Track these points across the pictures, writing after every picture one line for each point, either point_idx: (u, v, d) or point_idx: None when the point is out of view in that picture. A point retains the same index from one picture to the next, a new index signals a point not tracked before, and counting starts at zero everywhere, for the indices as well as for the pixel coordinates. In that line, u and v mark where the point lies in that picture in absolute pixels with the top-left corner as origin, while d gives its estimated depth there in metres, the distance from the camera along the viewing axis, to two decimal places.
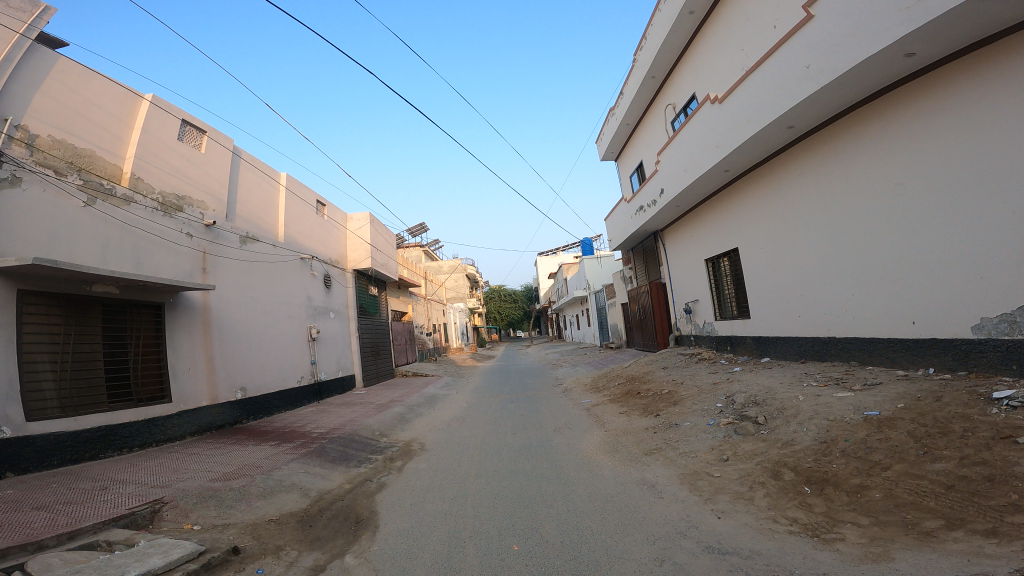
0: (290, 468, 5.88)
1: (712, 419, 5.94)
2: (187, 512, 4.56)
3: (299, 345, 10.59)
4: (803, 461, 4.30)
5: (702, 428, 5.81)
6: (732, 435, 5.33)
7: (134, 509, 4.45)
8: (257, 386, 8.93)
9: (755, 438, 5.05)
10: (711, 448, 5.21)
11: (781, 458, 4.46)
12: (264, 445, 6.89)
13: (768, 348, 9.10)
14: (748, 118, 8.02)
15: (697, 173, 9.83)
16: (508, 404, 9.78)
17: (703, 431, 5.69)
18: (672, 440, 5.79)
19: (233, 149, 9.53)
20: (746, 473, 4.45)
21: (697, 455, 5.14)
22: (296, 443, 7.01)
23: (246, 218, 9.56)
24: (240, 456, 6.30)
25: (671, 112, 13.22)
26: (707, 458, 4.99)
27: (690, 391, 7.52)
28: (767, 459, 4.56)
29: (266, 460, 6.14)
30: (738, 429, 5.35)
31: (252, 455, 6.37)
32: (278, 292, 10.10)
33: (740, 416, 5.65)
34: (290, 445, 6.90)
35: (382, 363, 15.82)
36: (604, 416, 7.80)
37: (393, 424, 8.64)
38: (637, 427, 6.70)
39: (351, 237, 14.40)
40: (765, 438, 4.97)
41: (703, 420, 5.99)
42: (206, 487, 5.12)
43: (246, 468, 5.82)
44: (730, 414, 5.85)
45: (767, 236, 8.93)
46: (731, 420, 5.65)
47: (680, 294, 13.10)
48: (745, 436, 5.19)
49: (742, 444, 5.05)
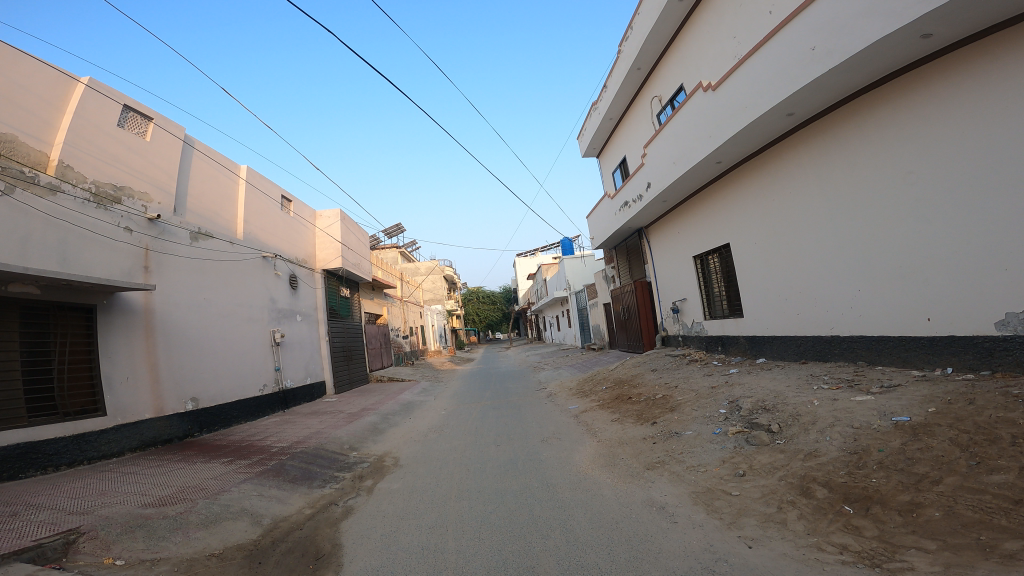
0: (241, 490, 5.10)
1: (718, 428, 5.41)
2: (110, 545, 3.78)
3: (261, 350, 9.71)
4: (834, 476, 3.83)
5: (707, 437, 5.29)
6: (743, 446, 4.81)
7: (42, 541, 3.62)
8: (212, 396, 8.07)
9: (771, 449, 4.55)
10: (722, 461, 4.68)
11: (808, 472, 3.98)
12: (216, 463, 6.08)
13: (764, 348, 8.68)
14: (745, 105, 7.57)
15: (688, 165, 9.37)
16: (490, 411, 9.13)
17: (709, 442, 5.16)
18: (676, 451, 5.25)
19: (184, 139, 8.64)
20: (769, 491, 3.93)
21: (706, 470, 4.60)
22: (253, 460, 6.21)
23: (199, 212, 8.67)
24: (185, 477, 5.48)
25: (657, 104, 12.83)
26: (720, 473, 4.45)
27: (686, 396, 7.01)
28: (791, 474, 4.05)
29: (215, 481, 5.35)
30: (750, 439, 4.84)
31: (200, 475, 5.57)
32: (237, 294, 9.24)
33: (749, 424, 5.13)
34: (246, 463, 6.10)
35: (355, 369, 14.95)
36: (595, 424, 7.22)
37: (364, 436, 7.89)
38: (634, 437, 6.14)
39: (321, 235, 13.56)
40: (783, 449, 4.47)
41: (707, 429, 5.46)
42: (135, 515, 4.31)
43: (190, 491, 5.02)
44: (737, 422, 5.34)
45: (762, 230, 8.51)
46: (739, 428, 5.14)
47: (666, 292, 12.67)
48: (759, 447, 4.68)
49: (757, 455, 4.54)
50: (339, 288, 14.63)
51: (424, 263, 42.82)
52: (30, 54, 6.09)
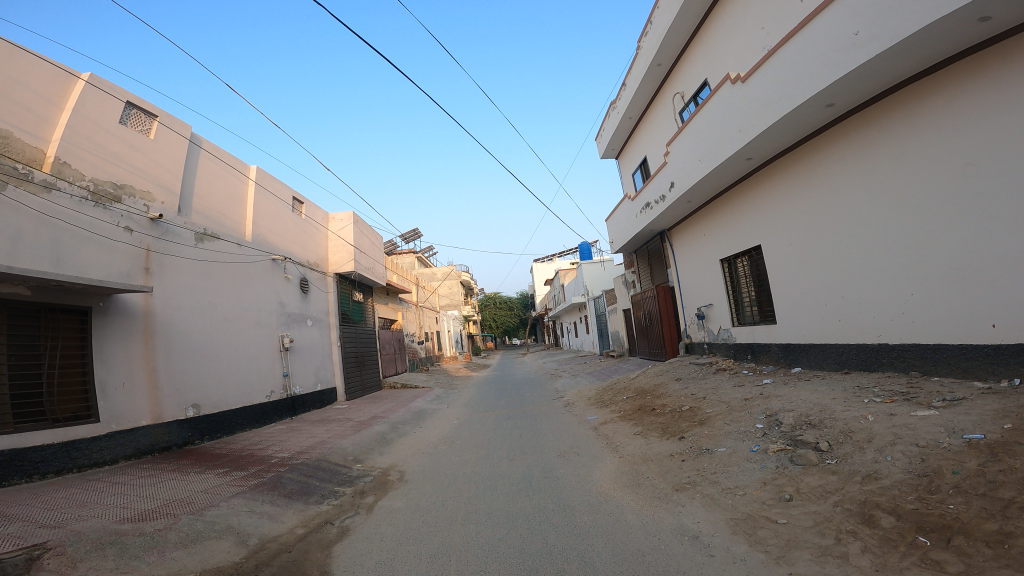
0: (230, 505, 4.73)
1: (755, 444, 4.86)
2: (76, 562, 3.41)
3: (268, 356, 9.43)
4: (902, 502, 3.30)
5: (744, 455, 4.74)
6: (787, 466, 4.27)
7: (2, 557, 3.23)
8: (215, 402, 7.78)
9: (821, 470, 4.01)
10: (763, 483, 4.14)
11: (870, 498, 3.45)
12: (212, 474, 5.73)
13: (799, 357, 8.05)
14: (777, 97, 7.03)
15: (715, 162, 8.84)
16: (505, 422, 8.66)
17: (746, 461, 4.62)
18: (708, 470, 4.72)
19: (191, 138, 8.46)
20: (823, 520, 3.40)
21: (745, 493, 4.07)
22: (250, 471, 5.85)
23: (205, 213, 8.45)
24: (175, 489, 5.13)
25: (679, 101, 12.31)
26: (761, 497, 3.92)
27: (717, 408, 6.44)
28: (849, 499, 3.53)
29: (205, 495, 4.99)
30: (795, 458, 4.30)
31: (191, 487, 5.22)
32: (245, 297, 8.98)
33: (793, 441, 4.58)
34: (242, 474, 5.74)
35: (368, 375, 14.64)
36: (616, 438, 6.68)
37: (371, 447, 7.49)
38: (660, 453, 5.61)
39: (333, 238, 13.32)
40: (835, 470, 3.93)
41: (743, 446, 4.91)
42: (110, 531, 3.95)
43: (176, 505, 4.66)
44: (777, 439, 4.78)
45: (797, 230, 7.92)
46: (781, 446, 4.59)
47: (690, 297, 12.05)
48: (806, 467, 4.13)
49: (805, 477, 3.99)
50: (353, 293, 14.35)
51: (441, 268, 42.69)
52: (28, 51, 5.93)
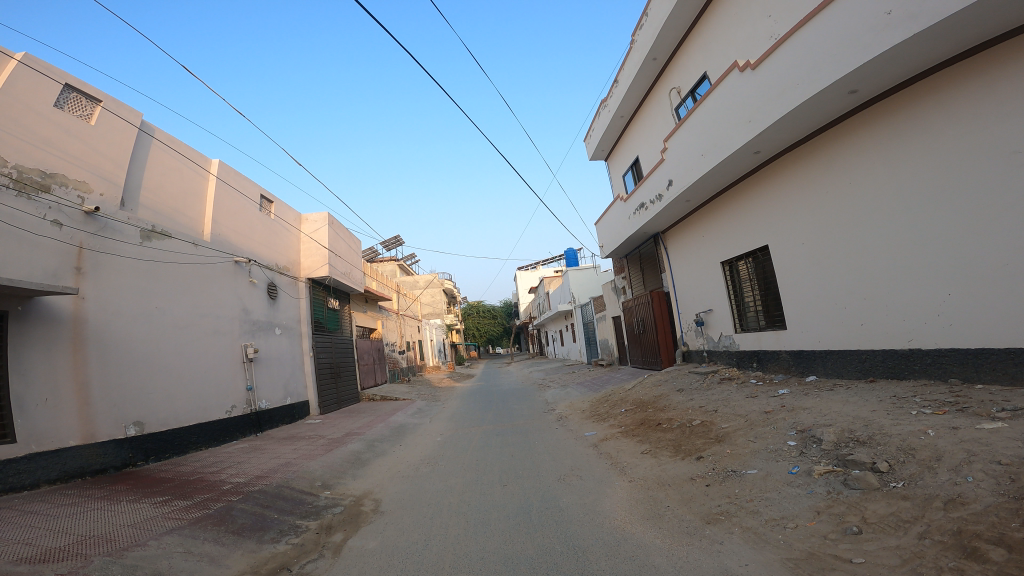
0: (162, 544, 3.83)
1: (795, 466, 4.23)
2: None
3: (230, 367, 8.49)
4: (1008, 531, 2.68)
5: (783, 479, 4.10)
6: (842, 492, 3.68)
7: None
8: (163, 419, 6.81)
9: (888, 496, 3.41)
10: (817, 512, 3.54)
11: (964, 527, 2.85)
12: (148, 503, 4.79)
13: (814, 364, 7.45)
14: (794, 83, 6.49)
15: (719, 156, 8.28)
16: (494, 439, 7.83)
17: (790, 484, 3.99)
18: (743, 498, 4.04)
19: (141, 127, 7.55)
20: (913, 558, 2.77)
21: (800, 527, 3.42)
22: (195, 500, 4.92)
23: (154, 209, 7.53)
24: (98, 523, 4.20)
25: (675, 96, 11.85)
26: (824, 532, 3.28)
27: (733, 422, 5.78)
28: (936, 530, 2.93)
29: (132, 530, 4.08)
30: (850, 481, 3.72)
31: (119, 520, 4.31)
32: (202, 302, 8.05)
33: (842, 461, 3.99)
34: (185, 504, 4.80)
35: (344, 388, 13.66)
36: (621, 458, 5.92)
37: (343, 469, 6.60)
38: (677, 476, 4.88)
39: (306, 240, 12.41)
40: (906, 495, 3.33)
41: (779, 468, 4.28)
42: None
43: (92, 543, 3.75)
44: (821, 459, 4.18)
45: (810, 228, 7.35)
46: (828, 467, 4.00)
47: (687, 302, 11.43)
48: (867, 492, 3.55)
49: (868, 504, 3.41)
50: (327, 300, 13.39)
51: (423, 276, 41.73)
52: None
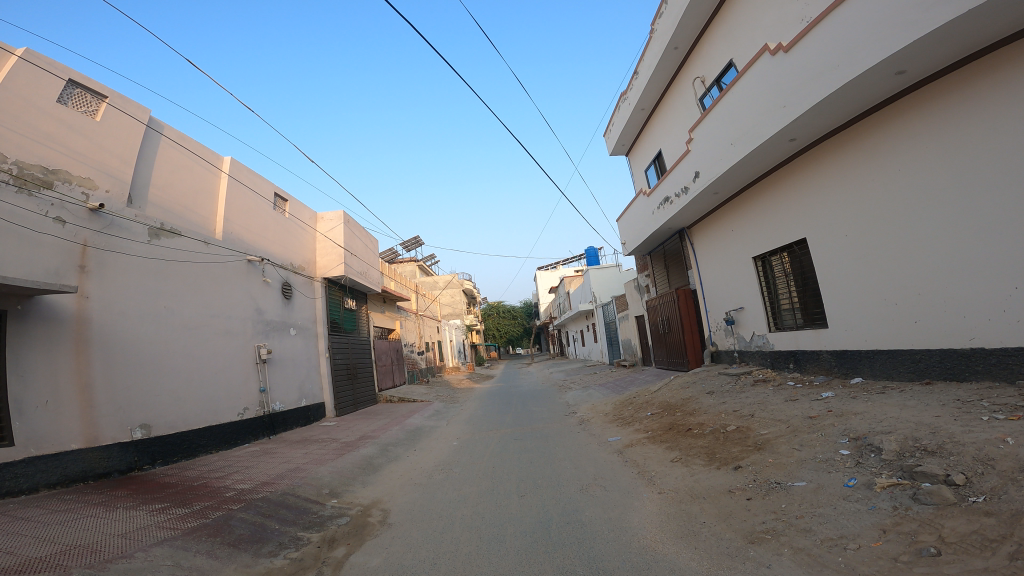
0: (150, 556, 3.58)
1: (851, 477, 3.80)
2: None
3: (243, 367, 8.31)
4: None
5: (840, 492, 3.67)
6: (911, 507, 3.24)
7: None
8: (171, 422, 6.66)
9: (968, 513, 2.97)
10: (882, 529, 3.12)
11: None
12: (145, 511, 4.62)
13: (860, 365, 6.87)
14: (833, 64, 5.98)
15: (750, 145, 7.78)
16: (512, 443, 7.45)
17: (847, 498, 3.57)
18: (791, 513, 3.59)
19: (149, 123, 7.42)
20: None
21: (863, 547, 3.00)
22: (193, 509, 4.68)
23: (164, 207, 7.40)
24: (89, 532, 4.00)
25: (699, 86, 11.33)
26: (893, 553, 2.86)
27: (773, 427, 5.30)
28: None
29: (122, 540, 3.84)
30: (921, 496, 3.28)
31: (110, 529, 4.08)
32: (213, 302, 7.89)
33: (909, 474, 3.54)
34: (182, 513, 4.58)
35: (361, 389, 13.45)
36: (649, 466, 5.48)
37: (353, 475, 6.31)
38: (713, 488, 4.43)
39: (321, 240, 12.25)
40: (990, 511, 2.90)
41: (833, 481, 3.84)
42: None
43: (74, 553, 3.51)
44: (882, 471, 3.75)
45: (854, 218, 6.78)
46: (892, 479, 3.55)
47: (716, 299, 10.86)
48: (942, 509, 3.12)
49: (945, 522, 2.99)
50: (344, 300, 13.21)
51: (442, 276, 41.65)
52: None
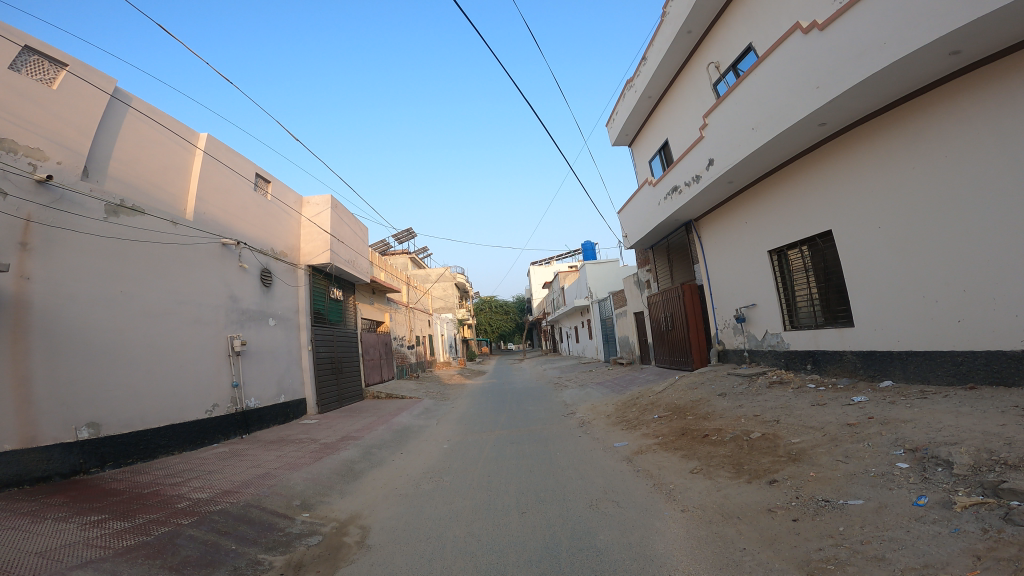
0: None
1: (918, 496, 3.25)
2: None
3: (214, 357, 7.60)
4: None
5: (908, 514, 3.11)
6: (1004, 531, 2.68)
7: None
8: (125, 420, 6.02)
9: None
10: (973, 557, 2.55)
11: None
12: (75, 525, 4.04)
13: (890, 367, 6.32)
14: (880, 42, 5.41)
15: (774, 131, 7.19)
16: (509, 448, 6.83)
17: (918, 520, 3.01)
18: (852, 539, 3.02)
19: (115, 94, 6.64)
20: None
21: None
22: (135, 525, 4.02)
23: (128, 184, 6.68)
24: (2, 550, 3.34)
25: (712, 72, 10.72)
26: None
27: (806, 435, 4.73)
28: None
29: (38, 563, 3.19)
30: (1014, 517, 2.72)
31: (27, 547, 3.43)
32: (182, 287, 7.18)
33: (994, 493, 2.99)
34: (118, 528, 4.00)
35: (347, 384, 12.74)
36: (665, 478, 4.86)
37: (331, 483, 5.64)
38: (748, 506, 3.84)
39: (307, 225, 11.50)
40: None
41: (897, 499, 3.30)
42: None
43: None
44: (957, 486, 3.21)
45: (890, 208, 6.21)
46: (975, 498, 3.00)
47: (725, 295, 10.28)
48: None
49: None
50: (330, 290, 12.47)
51: (434, 270, 40.89)
52: None
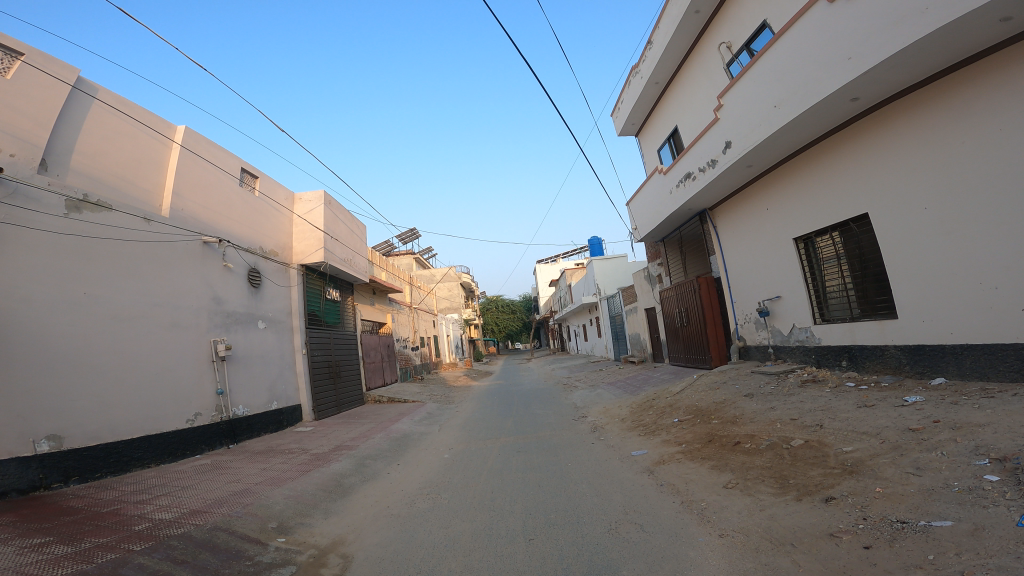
0: None
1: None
2: None
3: (196, 363, 7.05)
4: None
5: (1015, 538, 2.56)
6: None
7: None
8: (93, 433, 5.49)
9: None
10: None
11: None
12: (10, 550, 3.48)
13: (942, 363, 5.65)
14: (924, 4, 4.78)
15: (797, 108, 6.54)
16: (515, 458, 6.22)
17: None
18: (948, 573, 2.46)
19: (78, 86, 6.11)
20: None
21: None
22: (79, 552, 3.48)
23: (96, 180, 6.17)
24: None
25: (723, 52, 10.05)
26: None
27: (861, 444, 4.11)
28: None
29: None
30: None
31: None
32: (157, 289, 6.64)
33: None
34: (58, 554, 3.44)
35: (345, 389, 12.17)
36: (695, 494, 4.23)
37: (316, 502, 5.05)
38: (803, 528, 3.23)
39: (299, 223, 10.95)
40: None
41: (997, 520, 2.74)
42: None
43: None
44: None
45: (936, 185, 5.53)
46: None
47: (745, 288, 9.59)
48: None
49: None
50: (326, 290, 11.91)
51: (439, 270, 40.38)
52: None
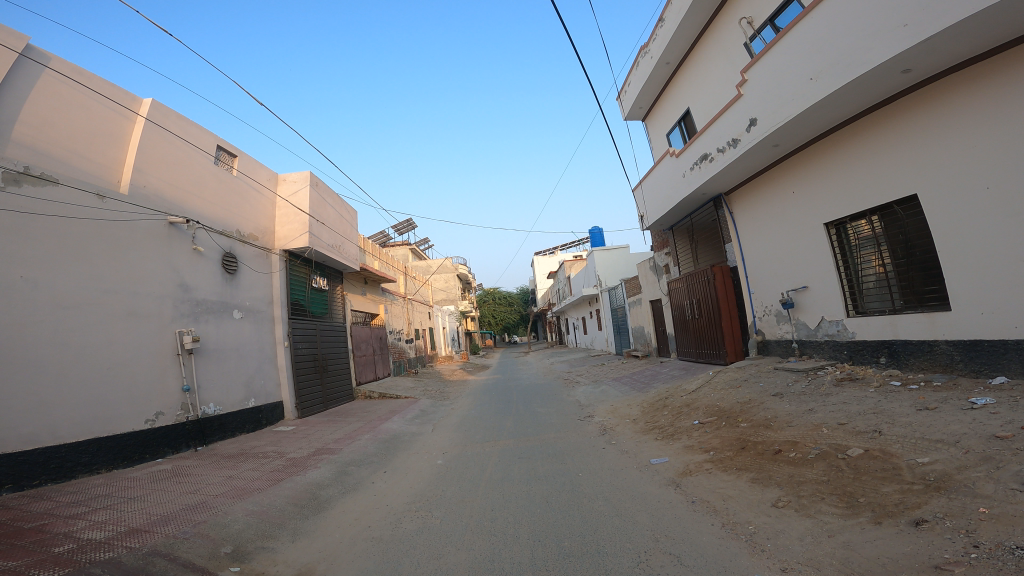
0: None
1: None
2: None
3: (157, 354, 6.28)
4: None
5: None
6: None
7: None
8: (28, 435, 4.75)
9: None
10: None
11: None
12: None
13: (1003, 360, 4.96)
14: None
15: (837, 81, 5.79)
16: (517, 466, 5.50)
17: None
18: None
19: (29, 53, 5.33)
20: None
21: None
22: None
23: (44, 150, 5.37)
24: None
25: (743, 28, 9.26)
26: None
27: (940, 455, 3.42)
28: None
29: None
30: None
31: None
32: (113, 271, 5.87)
33: None
34: None
35: (333, 384, 11.41)
36: (737, 513, 3.52)
37: (285, 519, 4.32)
38: (893, 561, 2.54)
39: (285, 208, 10.16)
40: None
41: None
42: None
43: None
44: None
45: (1004, 156, 4.79)
46: None
47: (765, 277, 8.88)
48: None
49: None
50: (313, 278, 11.12)
51: (438, 262, 39.83)
52: None
